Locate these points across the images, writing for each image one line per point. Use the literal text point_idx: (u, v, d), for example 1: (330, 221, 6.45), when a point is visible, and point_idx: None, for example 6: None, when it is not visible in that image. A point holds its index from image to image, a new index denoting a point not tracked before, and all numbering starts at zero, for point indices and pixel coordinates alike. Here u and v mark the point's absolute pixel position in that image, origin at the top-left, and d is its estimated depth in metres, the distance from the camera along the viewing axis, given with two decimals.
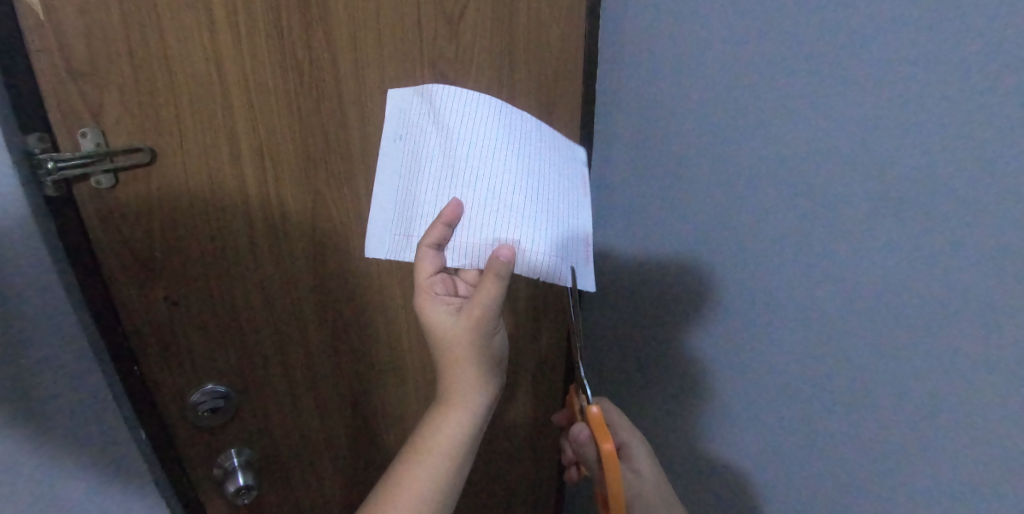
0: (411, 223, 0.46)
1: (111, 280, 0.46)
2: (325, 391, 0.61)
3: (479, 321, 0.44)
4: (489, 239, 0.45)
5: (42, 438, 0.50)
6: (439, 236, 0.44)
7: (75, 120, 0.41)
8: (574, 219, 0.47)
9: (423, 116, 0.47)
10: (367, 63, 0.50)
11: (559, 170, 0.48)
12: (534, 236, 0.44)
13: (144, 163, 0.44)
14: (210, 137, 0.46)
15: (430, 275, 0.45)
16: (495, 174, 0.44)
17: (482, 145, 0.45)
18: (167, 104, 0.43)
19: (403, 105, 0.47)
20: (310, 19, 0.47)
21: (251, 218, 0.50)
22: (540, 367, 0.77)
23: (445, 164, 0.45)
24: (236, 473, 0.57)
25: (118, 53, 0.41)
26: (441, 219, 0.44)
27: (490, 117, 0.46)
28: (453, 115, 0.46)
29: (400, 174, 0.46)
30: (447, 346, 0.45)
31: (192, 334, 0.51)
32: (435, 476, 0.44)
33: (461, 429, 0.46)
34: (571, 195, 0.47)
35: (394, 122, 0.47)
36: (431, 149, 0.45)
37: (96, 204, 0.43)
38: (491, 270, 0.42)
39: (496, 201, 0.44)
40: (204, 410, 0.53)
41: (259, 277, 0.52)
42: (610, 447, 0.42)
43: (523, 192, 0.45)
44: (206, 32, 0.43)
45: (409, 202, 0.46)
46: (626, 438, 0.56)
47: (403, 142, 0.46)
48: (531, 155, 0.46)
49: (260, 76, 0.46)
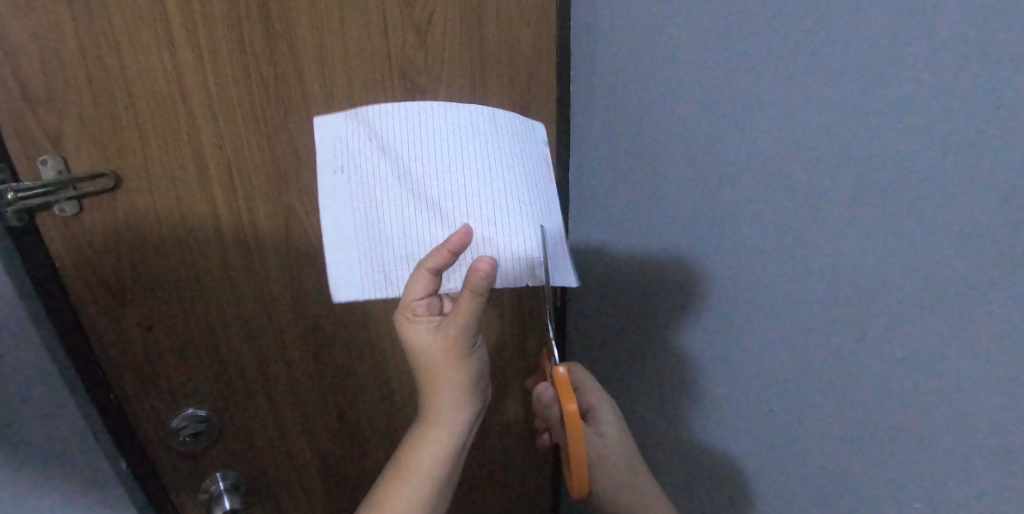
0: (381, 257, 0.41)
1: (81, 308, 0.45)
2: (310, 408, 0.60)
3: (458, 339, 0.42)
4: (467, 258, 0.42)
5: (31, 460, 0.51)
6: (440, 261, 0.39)
7: (36, 149, 0.40)
8: (546, 207, 0.43)
9: (364, 141, 0.42)
10: (333, 76, 0.49)
11: (520, 152, 0.44)
12: (511, 243, 0.42)
13: (109, 189, 0.43)
14: (176, 159, 0.45)
15: (418, 298, 0.40)
16: (457, 186, 0.42)
17: (437, 156, 0.42)
18: (129, 128, 0.42)
19: (334, 130, 0.42)
20: (273, 33, 0.45)
21: (223, 238, 0.49)
22: (529, 372, 0.76)
23: (405, 190, 0.41)
24: (221, 497, 0.56)
25: (75, 78, 0.39)
26: (445, 247, 0.39)
27: (435, 124, 0.42)
28: (399, 136, 0.42)
29: (355, 209, 0.41)
30: (427, 363, 0.43)
31: (167, 359, 0.50)
32: (419, 494, 0.43)
33: (444, 446, 0.44)
34: (537, 179, 0.44)
35: (335, 152, 0.41)
36: (385, 176, 0.41)
37: (62, 232, 0.42)
38: (468, 285, 0.39)
39: (466, 215, 0.42)
40: (184, 435, 0.52)
41: (234, 297, 0.51)
42: (574, 408, 0.38)
43: (489, 200, 0.42)
44: (165, 52, 0.42)
45: (376, 237, 0.41)
46: (592, 401, 0.54)
47: (347, 175, 0.41)
48: (490, 148, 0.43)
49: (225, 92, 0.45)
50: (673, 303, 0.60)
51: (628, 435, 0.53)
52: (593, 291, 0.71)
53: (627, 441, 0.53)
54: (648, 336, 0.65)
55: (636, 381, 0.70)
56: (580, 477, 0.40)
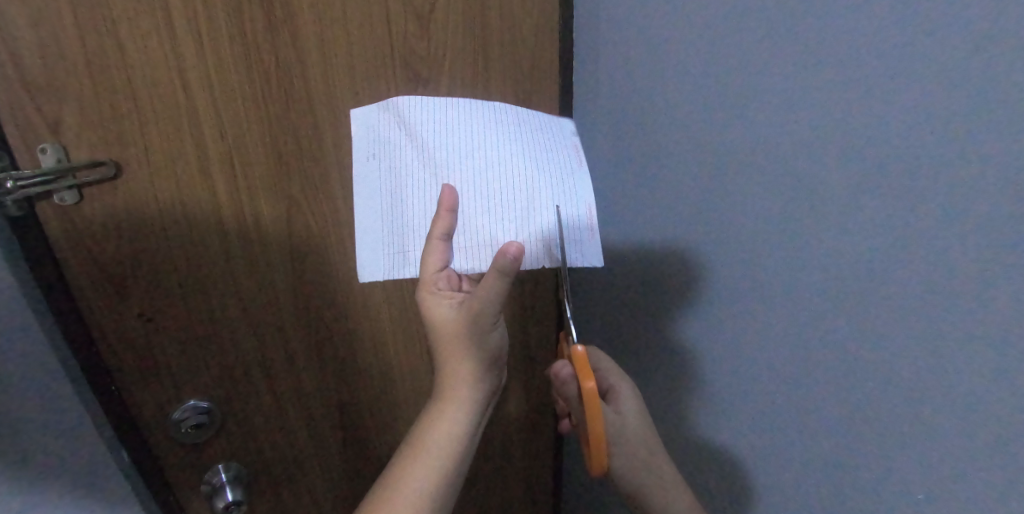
0: (403, 238, 0.41)
1: (81, 298, 0.45)
2: (313, 400, 0.60)
3: (478, 314, 0.41)
4: (489, 244, 0.41)
5: (29, 449, 0.51)
6: (447, 225, 0.39)
7: (34, 136, 0.39)
8: (572, 190, 0.41)
9: (394, 132, 0.43)
10: (335, 65, 0.49)
11: (543, 143, 0.44)
12: (533, 226, 0.40)
13: (109, 177, 0.42)
14: (176, 148, 0.44)
15: (439, 271, 0.39)
16: (477, 171, 0.41)
17: (460, 145, 0.42)
18: (129, 115, 0.42)
19: (368, 121, 0.43)
20: (275, 21, 0.45)
21: (225, 229, 0.49)
22: (529, 367, 0.76)
23: (427, 175, 0.41)
24: (224, 488, 0.56)
25: (75, 64, 0.39)
26: (441, 206, 0.38)
27: (461, 117, 0.43)
28: (426, 126, 0.43)
29: (381, 192, 0.41)
30: (446, 338, 0.42)
31: (169, 350, 0.50)
32: (433, 479, 0.41)
33: (457, 428, 0.43)
34: (562, 165, 0.42)
35: (365, 140, 0.42)
36: (411, 162, 0.41)
37: (61, 221, 0.42)
38: (495, 265, 0.38)
39: (484, 199, 0.40)
40: (186, 426, 0.52)
41: (237, 288, 0.51)
42: (593, 387, 0.38)
43: (510, 185, 0.41)
44: (166, 39, 0.41)
45: (398, 217, 0.41)
46: (614, 382, 0.54)
47: (378, 161, 0.42)
48: (513, 138, 0.43)
49: (225, 81, 0.44)
50: (673, 294, 0.60)
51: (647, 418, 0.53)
52: (594, 283, 0.71)
53: (647, 422, 0.53)
54: (649, 328, 0.65)
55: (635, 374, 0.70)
56: (600, 457, 0.39)
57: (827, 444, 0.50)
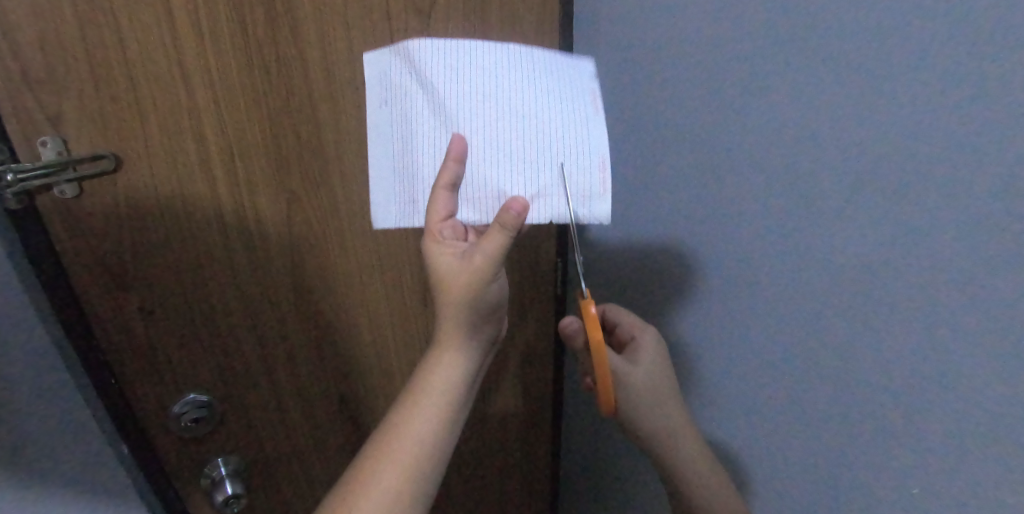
0: (413, 186, 0.41)
1: (81, 292, 0.45)
2: (311, 396, 0.61)
3: (480, 266, 0.38)
4: (494, 196, 0.40)
5: (28, 441, 0.51)
6: (452, 176, 0.38)
7: (33, 129, 0.39)
8: (586, 144, 0.39)
9: (405, 76, 0.41)
10: (335, 60, 0.49)
11: (562, 89, 0.40)
12: (539, 182, 0.39)
13: (108, 170, 0.42)
14: (176, 142, 0.44)
15: (443, 220, 0.39)
16: (488, 121, 0.39)
17: (472, 91, 0.40)
18: (129, 108, 0.42)
19: (380, 65, 0.41)
20: (275, 15, 0.45)
21: (225, 226, 0.49)
22: (525, 363, 0.75)
23: (437, 124, 0.40)
24: (223, 481, 0.56)
25: (75, 57, 0.39)
26: (449, 156, 0.38)
27: (476, 59, 0.40)
28: (437, 67, 0.40)
29: (394, 141, 0.41)
30: (446, 286, 0.40)
31: (169, 343, 0.50)
32: (434, 427, 0.39)
33: (457, 376, 0.41)
34: (579, 116, 0.40)
35: (377, 88, 0.41)
36: (422, 110, 0.40)
37: (60, 215, 0.42)
38: (497, 221, 0.37)
39: (494, 151, 0.39)
40: (187, 420, 0.52)
41: (236, 283, 0.51)
42: (599, 336, 0.39)
43: (521, 137, 0.39)
44: (165, 32, 0.41)
45: (408, 166, 0.41)
46: (636, 333, 0.54)
47: (390, 108, 0.41)
48: (529, 85, 0.40)
49: (225, 76, 0.44)
50: (668, 293, 0.60)
51: (667, 372, 0.53)
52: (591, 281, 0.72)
53: (666, 373, 0.53)
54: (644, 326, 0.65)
55: None
56: (607, 401, 0.41)
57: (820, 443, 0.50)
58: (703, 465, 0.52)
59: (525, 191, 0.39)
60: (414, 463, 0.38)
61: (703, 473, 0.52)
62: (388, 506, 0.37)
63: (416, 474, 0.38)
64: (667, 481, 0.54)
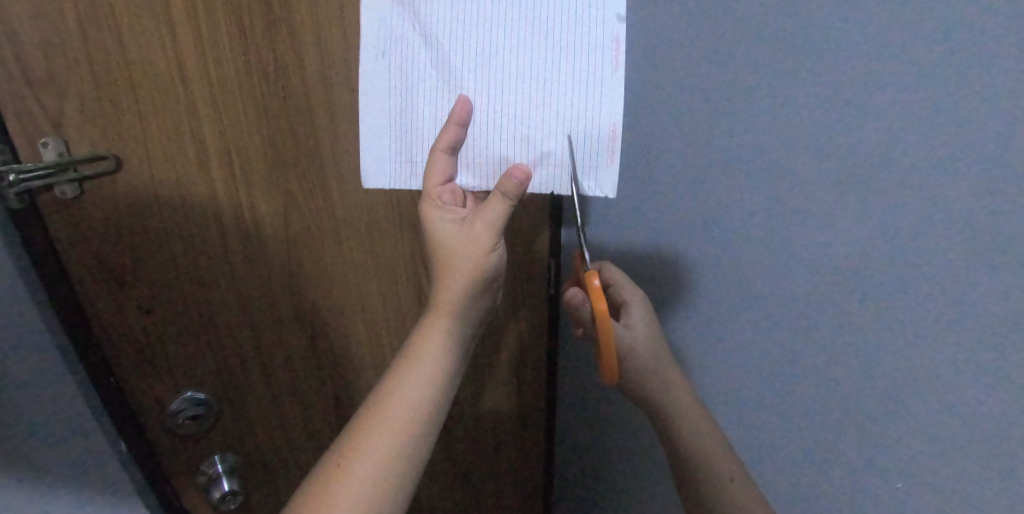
0: (412, 147, 0.41)
1: (80, 290, 0.45)
2: (307, 393, 0.61)
3: (479, 233, 0.40)
4: (496, 160, 0.41)
5: (34, 439, 0.52)
6: (453, 139, 0.39)
7: (37, 132, 0.40)
8: (596, 110, 0.38)
9: (409, 28, 0.39)
10: (332, 59, 0.49)
11: (576, 44, 0.38)
12: (543, 149, 0.39)
13: (109, 171, 0.43)
14: (175, 141, 0.45)
15: (440, 185, 0.41)
16: (493, 82, 0.39)
17: (477, 48, 0.38)
18: (129, 111, 0.43)
19: (380, 14, 0.39)
20: (271, 18, 0.46)
21: (223, 225, 0.50)
22: (519, 360, 0.76)
23: (440, 82, 0.39)
24: (220, 478, 0.57)
25: (76, 61, 0.40)
26: (451, 120, 0.39)
27: (484, 9, 0.38)
28: (446, 23, 0.38)
29: (393, 97, 0.40)
30: (446, 255, 0.41)
31: (165, 339, 0.50)
32: (427, 389, 0.39)
33: (452, 340, 0.42)
34: (591, 76, 0.38)
35: (378, 39, 0.40)
36: (424, 66, 0.39)
37: (62, 217, 0.43)
38: (499, 188, 0.38)
39: (496, 116, 0.39)
40: (183, 417, 0.53)
41: (233, 280, 0.52)
42: (604, 306, 0.38)
43: (526, 101, 0.39)
44: (165, 36, 0.42)
45: (406, 124, 0.41)
46: (626, 298, 0.51)
47: (390, 62, 0.40)
48: (539, 42, 0.38)
49: (223, 78, 0.45)
50: (667, 294, 0.61)
51: (659, 332, 0.51)
52: None
53: (656, 339, 0.51)
54: None
55: None
56: (610, 376, 0.39)
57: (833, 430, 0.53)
58: (694, 421, 0.50)
59: (527, 157, 0.40)
60: (409, 422, 0.38)
61: (695, 428, 0.50)
62: (381, 466, 0.37)
63: (409, 434, 0.38)
64: (662, 439, 0.52)
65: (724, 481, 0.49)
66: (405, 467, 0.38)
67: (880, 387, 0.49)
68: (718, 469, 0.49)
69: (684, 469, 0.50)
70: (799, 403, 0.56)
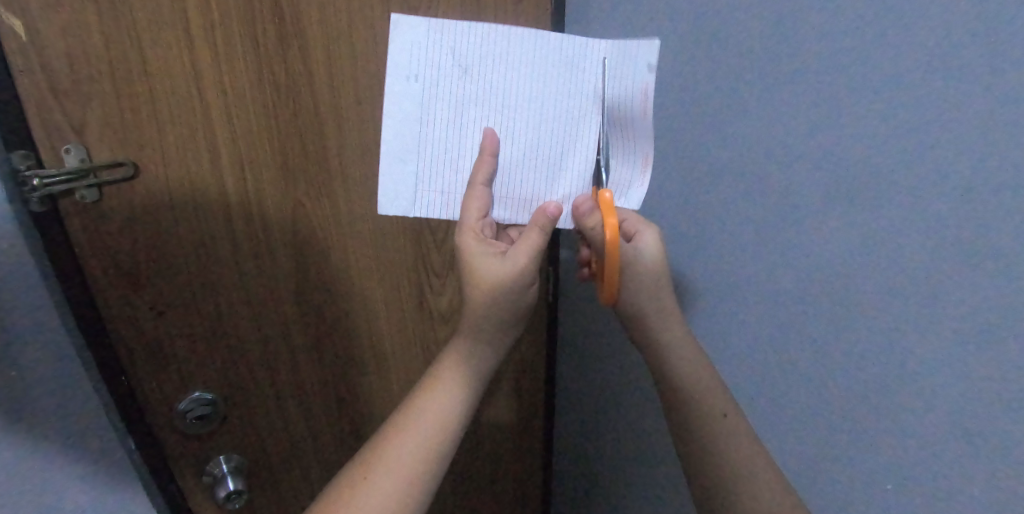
0: (443, 178, 0.41)
1: (97, 289, 0.47)
2: (311, 395, 0.63)
3: (523, 269, 0.41)
4: (529, 195, 0.43)
5: (39, 434, 0.53)
6: (489, 170, 0.41)
7: (59, 137, 0.42)
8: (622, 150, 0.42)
9: (446, 62, 0.38)
10: (340, 69, 0.52)
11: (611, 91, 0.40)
12: (570, 182, 0.43)
13: (127, 177, 0.45)
14: (190, 149, 0.47)
15: (480, 220, 0.41)
16: (529, 123, 0.40)
17: (518, 94, 0.40)
18: (148, 119, 0.45)
19: (415, 40, 0.38)
20: (285, 34, 0.48)
21: (234, 229, 0.52)
22: (521, 366, 0.78)
23: (476, 120, 0.40)
24: (225, 478, 0.58)
25: (100, 73, 0.42)
26: (485, 152, 0.40)
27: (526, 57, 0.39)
28: (488, 66, 0.39)
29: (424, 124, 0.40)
30: (486, 287, 0.41)
31: (177, 340, 0.52)
32: (453, 405, 0.41)
33: (477, 364, 0.43)
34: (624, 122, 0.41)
35: (410, 62, 0.38)
36: (460, 99, 0.39)
37: (80, 216, 0.44)
38: (535, 223, 0.41)
39: (528, 153, 0.41)
40: (191, 416, 0.54)
41: (243, 283, 0.54)
42: (615, 221, 0.38)
43: (557, 141, 0.41)
44: (184, 49, 0.45)
45: (440, 154, 0.41)
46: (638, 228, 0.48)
47: (421, 86, 0.39)
48: (576, 88, 0.40)
49: (238, 89, 0.48)
50: None
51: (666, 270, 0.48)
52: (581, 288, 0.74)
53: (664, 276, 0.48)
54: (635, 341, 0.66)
55: (614, 388, 0.71)
56: (610, 290, 0.41)
57: (808, 453, 0.51)
58: (692, 368, 0.47)
59: (556, 194, 0.43)
60: (434, 436, 0.40)
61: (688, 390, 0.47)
62: (404, 476, 0.38)
63: (436, 449, 0.40)
64: (662, 392, 0.49)
65: (715, 416, 0.46)
66: (427, 480, 0.39)
67: (859, 416, 0.46)
68: (710, 406, 0.46)
69: (675, 419, 0.47)
70: (776, 418, 0.53)
